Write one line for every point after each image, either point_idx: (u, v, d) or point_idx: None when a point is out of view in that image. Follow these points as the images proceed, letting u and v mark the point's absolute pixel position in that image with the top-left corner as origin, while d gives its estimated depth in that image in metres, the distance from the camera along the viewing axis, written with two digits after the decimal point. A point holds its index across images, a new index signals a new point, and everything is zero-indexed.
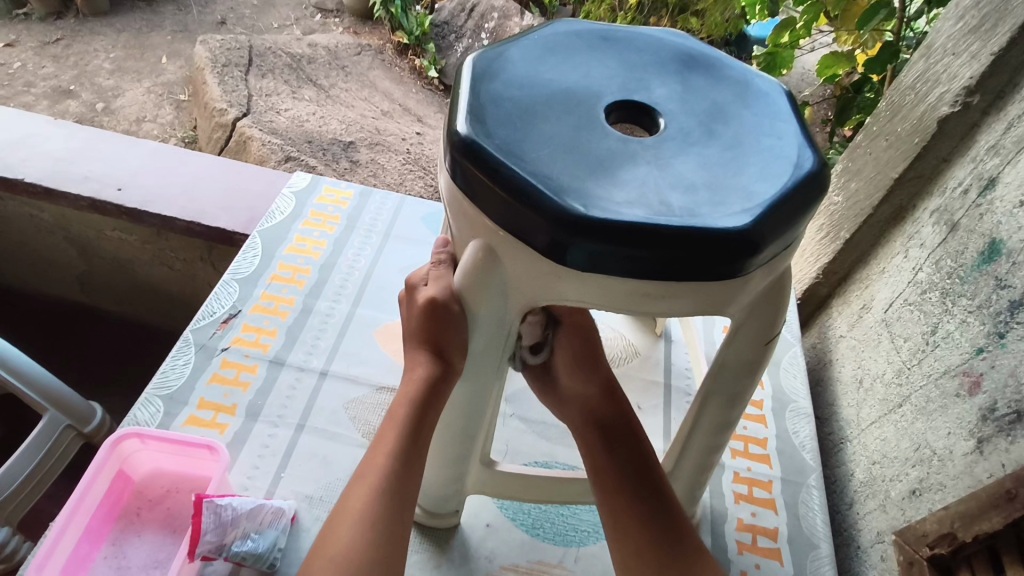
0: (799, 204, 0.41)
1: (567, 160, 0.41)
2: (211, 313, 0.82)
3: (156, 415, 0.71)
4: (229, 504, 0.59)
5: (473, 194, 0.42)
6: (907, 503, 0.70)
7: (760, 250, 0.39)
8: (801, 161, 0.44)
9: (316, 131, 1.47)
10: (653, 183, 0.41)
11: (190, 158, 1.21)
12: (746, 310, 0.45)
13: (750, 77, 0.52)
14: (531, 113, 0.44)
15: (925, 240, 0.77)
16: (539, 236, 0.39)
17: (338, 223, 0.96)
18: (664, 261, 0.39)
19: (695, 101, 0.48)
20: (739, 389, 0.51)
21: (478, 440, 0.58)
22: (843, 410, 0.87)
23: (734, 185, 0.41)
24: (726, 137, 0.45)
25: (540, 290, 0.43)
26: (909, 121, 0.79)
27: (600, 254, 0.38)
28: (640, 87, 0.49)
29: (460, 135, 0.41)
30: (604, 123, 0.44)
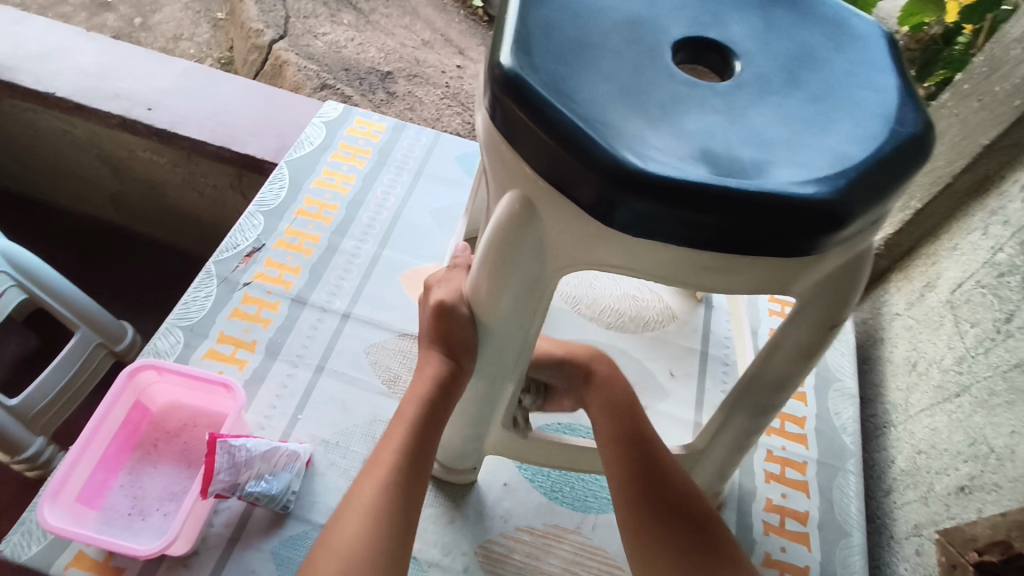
0: (894, 171, 0.35)
1: (623, 105, 0.35)
2: (235, 245, 0.80)
3: (176, 345, 0.70)
4: (244, 445, 0.57)
5: (513, 137, 0.36)
6: (953, 499, 0.65)
7: (844, 224, 0.34)
8: (900, 122, 0.37)
9: (353, 58, 1.41)
10: (723, 137, 0.35)
11: (222, 80, 1.17)
12: (813, 290, 0.40)
13: (845, 16, 0.44)
14: (587, 47, 0.38)
15: (1009, 217, 0.69)
16: (585, 191, 0.34)
17: (369, 157, 0.92)
18: (730, 231, 0.33)
19: (779, 42, 0.41)
20: (789, 375, 0.47)
21: (501, 403, 0.55)
22: (890, 393, 0.81)
23: (819, 146, 0.35)
24: (812, 87, 0.39)
25: (582, 252, 0.38)
26: (1010, 81, 0.70)
27: (654, 217, 0.33)
28: (715, 22, 0.42)
29: (502, 67, 0.35)
30: (670, 62, 0.38)
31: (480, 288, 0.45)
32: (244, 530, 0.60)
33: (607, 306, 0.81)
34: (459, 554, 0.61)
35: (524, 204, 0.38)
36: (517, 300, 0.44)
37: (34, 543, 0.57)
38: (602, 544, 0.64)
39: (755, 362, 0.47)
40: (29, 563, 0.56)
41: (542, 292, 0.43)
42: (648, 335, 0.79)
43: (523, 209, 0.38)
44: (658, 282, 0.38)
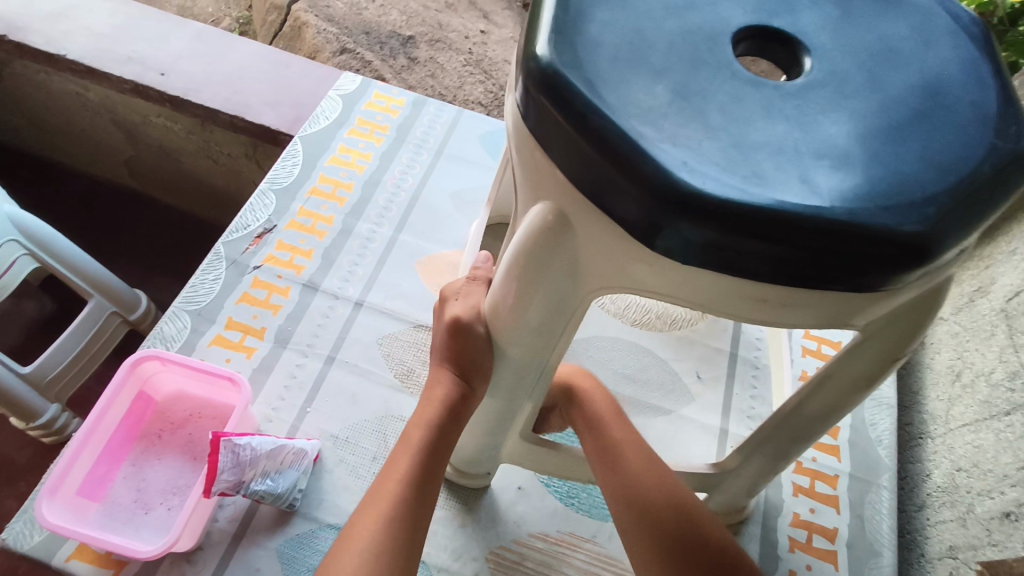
0: (988, 196, 0.30)
1: (675, 108, 0.31)
2: (245, 226, 0.76)
3: (183, 331, 0.68)
4: (248, 444, 0.55)
5: (548, 142, 0.32)
6: (996, 525, 0.61)
7: (928, 259, 0.29)
8: (998, 136, 0.32)
9: (373, 21, 1.35)
10: (792, 150, 0.30)
11: (237, 44, 1.12)
12: (879, 324, 0.35)
13: (931, 5, 0.38)
14: (634, 37, 0.33)
15: None
16: (628, 209, 0.30)
17: (387, 134, 0.87)
18: (797, 262, 0.29)
19: (857, 33, 0.36)
20: (838, 406, 0.43)
21: (519, 415, 0.52)
22: (929, 403, 0.77)
23: (907, 162, 0.30)
24: (895, 91, 0.33)
25: (621, 275, 0.34)
26: None
27: (708, 244, 0.29)
28: (783, 9, 0.37)
29: (538, 59, 0.31)
30: (730, 57, 0.33)
31: (502, 307, 0.42)
32: (249, 527, 0.58)
33: (631, 301, 0.77)
34: (469, 559, 0.59)
35: (557, 218, 0.34)
36: (538, 326, 0.41)
37: (36, 532, 0.55)
38: (619, 554, 0.61)
39: (800, 391, 0.43)
40: (31, 552, 0.55)
41: (565, 318, 0.40)
42: (675, 334, 0.74)
43: (554, 225, 0.34)
44: (705, 313, 0.34)
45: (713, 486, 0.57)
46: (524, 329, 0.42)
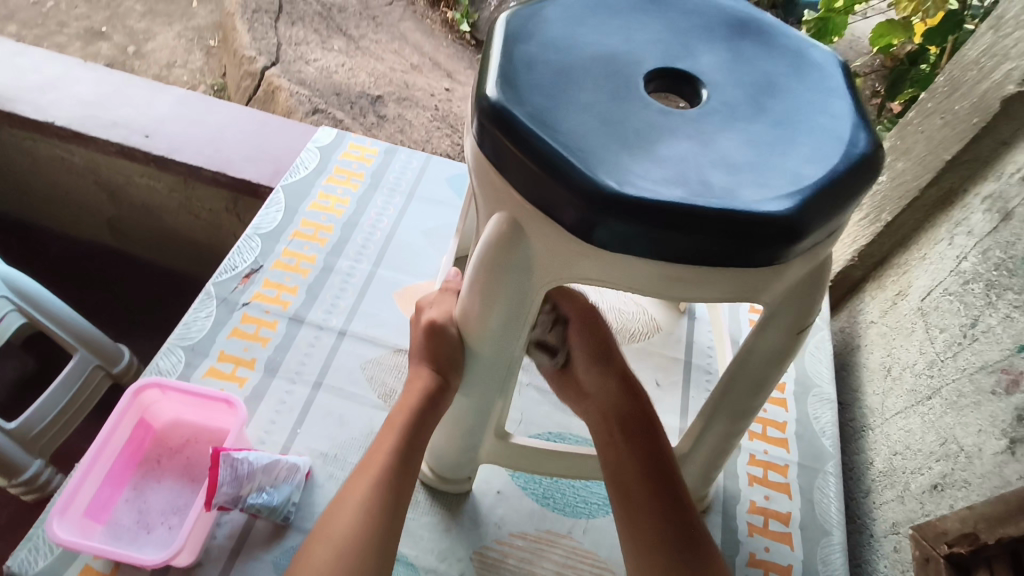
0: (847, 188, 0.39)
1: (601, 132, 0.39)
2: (234, 267, 0.82)
3: (177, 365, 0.73)
4: (245, 458, 0.60)
5: (502, 164, 0.40)
6: (927, 497, 0.67)
7: (801, 238, 0.37)
8: (853, 143, 0.41)
9: (343, 83, 1.45)
10: (693, 161, 0.38)
11: (217, 107, 1.20)
12: (781, 300, 0.43)
13: (804, 47, 0.48)
14: (567, 80, 0.41)
15: (973, 228, 0.71)
16: (567, 213, 0.38)
17: (362, 180, 0.95)
18: (700, 245, 0.37)
19: (744, 71, 0.45)
20: (763, 379, 0.50)
21: (493, 414, 0.58)
22: (867, 397, 0.84)
23: (782, 166, 0.39)
24: (774, 113, 0.42)
25: (566, 268, 0.41)
26: (969, 98, 0.72)
27: (631, 236, 0.37)
28: (685, 55, 0.46)
29: (489, 99, 0.39)
30: (642, 92, 0.42)
31: (467, 309, 0.49)
32: (246, 541, 0.62)
33: None
34: (455, 560, 0.63)
35: (511, 226, 0.41)
36: (500, 323, 0.48)
37: (41, 557, 0.58)
38: (594, 547, 0.66)
39: (728, 371, 0.51)
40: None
41: (523, 314, 0.47)
42: (634, 346, 0.82)
43: (508, 231, 0.41)
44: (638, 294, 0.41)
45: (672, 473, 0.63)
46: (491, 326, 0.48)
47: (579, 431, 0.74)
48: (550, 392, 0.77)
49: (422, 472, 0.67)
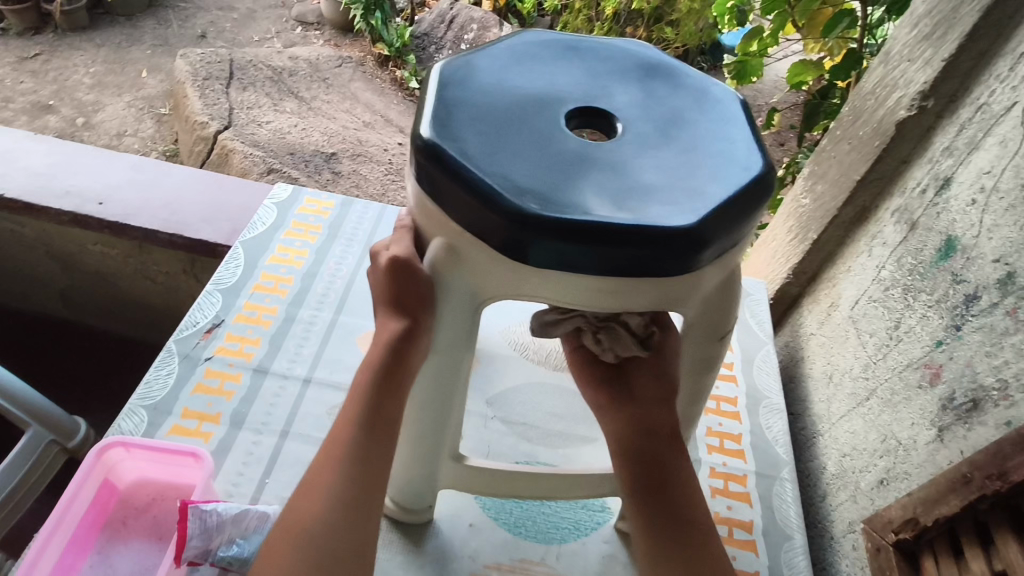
0: (747, 206, 0.44)
1: (524, 163, 0.44)
2: (194, 323, 0.83)
3: (140, 425, 0.72)
4: (214, 509, 0.61)
5: (437, 195, 0.45)
6: (876, 493, 0.71)
7: (704, 247, 0.43)
8: (750, 167, 0.46)
9: (297, 142, 1.50)
10: (605, 186, 0.44)
11: (172, 170, 1.22)
12: (704, 313, 0.51)
13: (709, 85, 0.54)
14: (494, 119, 0.47)
15: (887, 239, 0.79)
16: (495, 234, 0.43)
17: (319, 232, 0.98)
18: (613, 257, 0.42)
19: (655, 108, 0.51)
20: (710, 356, 0.56)
21: (449, 438, 0.60)
22: (814, 405, 0.88)
23: (686, 188, 0.44)
24: (681, 143, 0.48)
25: (501, 284, 0.47)
26: (870, 124, 0.81)
27: (552, 250, 0.42)
28: (602, 96, 0.52)
29: (423, 138, 0.44)
30: (563, 129, 0.47)
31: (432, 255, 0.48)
32: None
33: (552, 350, 0.88)
34: None
35: (448, 252, 0.47)
36: (445, 339, 0.52)
37: None
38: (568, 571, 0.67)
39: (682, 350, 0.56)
40: None
41: (468, 327, 0.51)
42: None
43: (446, 258, 0.47)
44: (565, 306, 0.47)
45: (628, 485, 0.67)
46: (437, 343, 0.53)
47: (546, 458, 0.76)
48: (515, 423, 0.79)
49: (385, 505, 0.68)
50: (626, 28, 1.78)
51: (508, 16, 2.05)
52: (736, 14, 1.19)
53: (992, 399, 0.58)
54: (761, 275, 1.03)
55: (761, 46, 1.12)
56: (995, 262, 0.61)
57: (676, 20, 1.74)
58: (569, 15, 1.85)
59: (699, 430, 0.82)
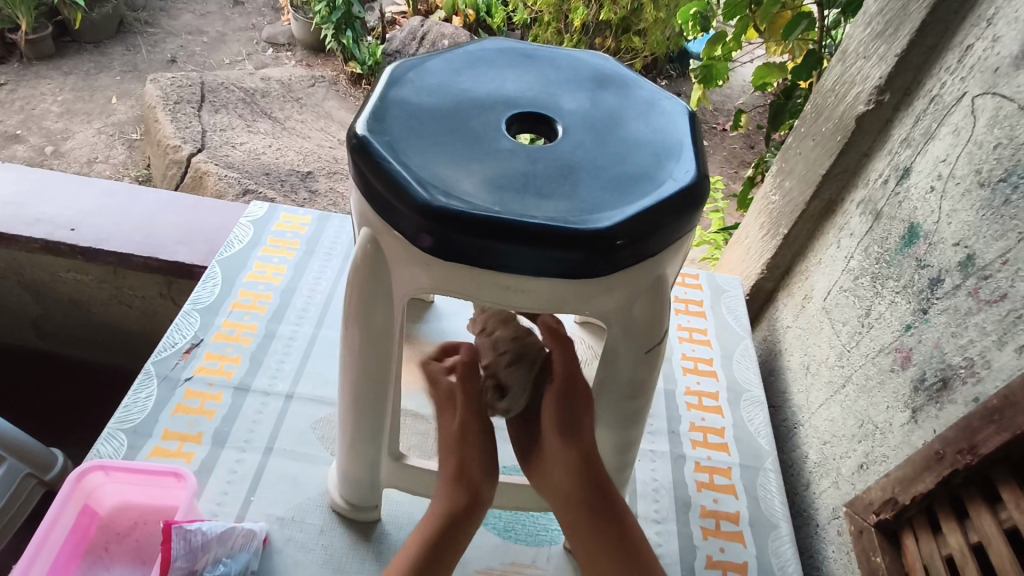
0: (661, 216, 0.45)
1: (448, 161, 0.47)
2: (173, 344, 0.82)
3: (120, 448, 0.71)
4: (199, 529, 0.60)
5: (364, 183, 0.48)
6: (857, 477, 0.72)
7: (614, 250, 0.44)
8: (682, 178, 0.48)
9: (272, 162, 1.50)
10: (521, 184, 0.46)
11: (145, 194, 1.21)
12: (627, 323, 0.52)
13: (659, 97, 0.56)
14: (429, 120, 0.50)
15: (854, 230, 0.81)
16: (406, 223, 0.45)
17: (297, 248, 0.98)
18: (518, 254, 0.44)
19: (596, 113, 0.53)
20: (637, 377, 0.56)
21: (384, 438, 0.62)
22: (793, 396, 0.89)
23: (603, 191, 0.46)
24: (613, 148, 0.50)
25: (412, 278, 0.49)
26: (832, 120, 0.83)
27: (455, 242, 0.44)
28: (549, 102, 0.54)
29: (356, 132, 0.48)
30: (500, 132, 0.50)
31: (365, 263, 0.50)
32: None
33: None
34: None
35: (371, 246, 0.49)
36: (368, 335, 0.53)
37: None
38: (559, 572, 0.68)
39: (607, 366, 0.56)
40: None
41: (393, 326, 0.53)
42: None
43: (371, 251, 0.49)
44: (476, 301, 0.49)
45: None
46: (364, 343, 0.54)
47: None
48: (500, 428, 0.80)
49: (333, 499, 0.69)
50: (595, 39, 1.82)
51: (478, 32, 2.08)
52: (699, 20, 1.22)
53: (961, 377, 0.59)
54: (735, 273, 1.05)
55: (725, 50, 1.16)
56: (955, 245, 0.63)
57: (644, 30, 1.79)
58: (539, 28, 1.87)
59: (682, 426, 0.84)
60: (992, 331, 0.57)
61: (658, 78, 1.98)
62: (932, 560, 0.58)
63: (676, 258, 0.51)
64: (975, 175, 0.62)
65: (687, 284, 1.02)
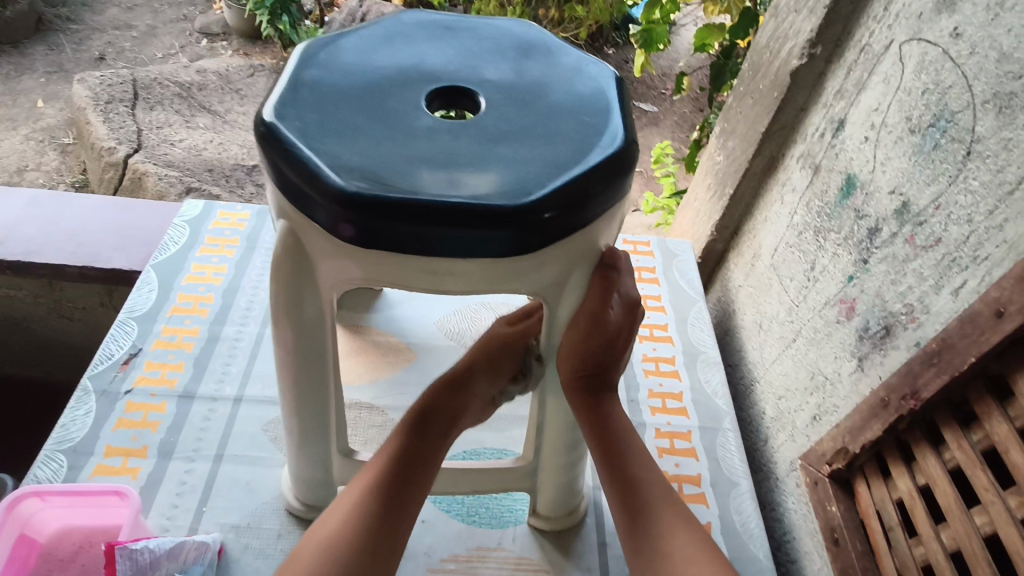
0: (589, 186, 0.44)
1: (362, 143, 0.44)
2: (109, 356, 0.79)
3: (60, 470, 0.68)
4: (146, 547, 0.57)
5: (275, 172, 0.45)
6: (811, 429, 0.72)
7: (542, 224, 0.43)
8: (609, 144, 0.46)
9: (215, 158, 1.44)
10: (441, 162, 0.44)
11: (75, 199, 1.14)
12: (562, 293, 0.51)
13: (585, 63, 0.54)
14: (341, 101, 0.47)
15: (796, 185, 0.81)
16: (322, 212, 0.43)
17: (237, 245, 0.94)
18: (442, 235, 0.42)
19: (519, 83, 0.51)
20: (576, 340, 0.55)
21: (333, 433, 0.61)
22: (748, 354, 0.90)
23: (526, 162, 0.44)
24: (537, 118, 0.48)
25: (337, 268, 0.47)
26: (768, 77, 0.83)
27: (375, 229, 0.42)
28: (470, 75, 0.52)
29: (263, 118, 0.45)
30: (418, 109, 0.48)
31: (285, 256, 0.47)
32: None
33: None
34: None
35: (291, 238, 0.47)
36: (300, 329, 0.51)
37: None
38: (526, 552, 0.67)
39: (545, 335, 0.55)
40: None
41: (324, 318, 0.51)
42: None
43: (292, 245, 0.47)
44: (405, 289, 0.47)
45: (533, 486, 0.67)
46: (297, 340, 0.52)
47: (493, 443, 0.76)
48: None
49: (288, 502, 0.67)
50: (539, 10, 1.79)
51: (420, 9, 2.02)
52: None
53: (902, 323, 0.60)
54: (688, 236, 1.06)
55: (663, 13, 1.15)
56: (891, 194, 0.63)
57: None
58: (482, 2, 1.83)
59: (641, 394, 0.84)
60: (929, 276, 0.57)
61: (605, 47, 1.96)
62: (884, 504, 0.59)
63: (611, 226, 0.50)
64: (906, 122, 0.62)
65: (640, 251, 1.02)
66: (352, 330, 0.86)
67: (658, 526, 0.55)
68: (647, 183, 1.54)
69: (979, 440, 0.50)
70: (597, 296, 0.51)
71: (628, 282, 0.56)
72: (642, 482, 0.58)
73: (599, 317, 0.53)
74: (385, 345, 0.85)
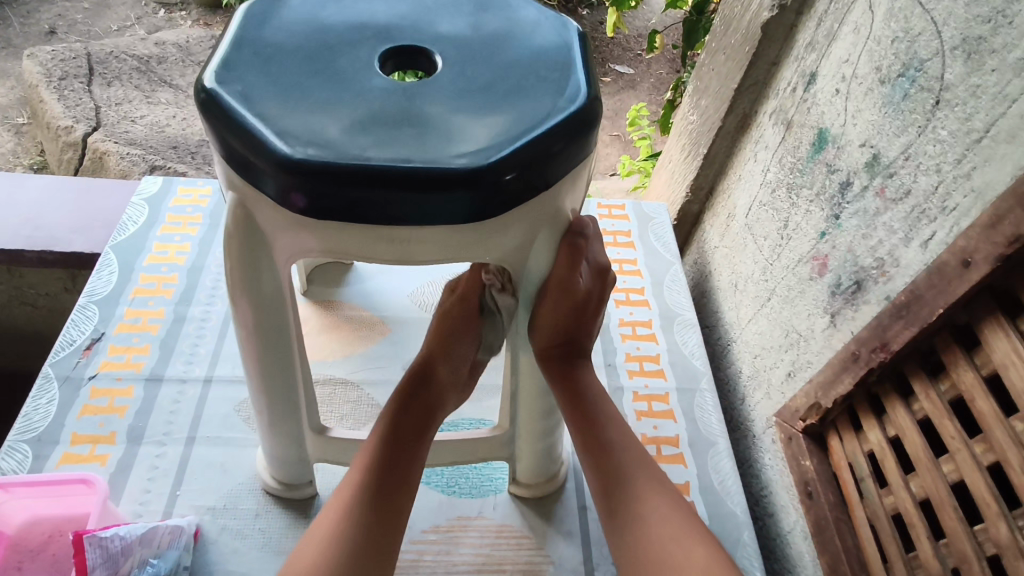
0: (549, 145, 0.42)
1: (309, 107, 0.42)
2: (71, 342, 0.76)
3: (24, 460, 0.66)
4: (116, 534, 0.55)
5: (219, 142, 0.43)
6: (786, 386, 0.73)
7: (502, 186, 0.41)
8: (570, 101, 0.44)
9: (178, 135, 1.39)
10: (393, 125, 0.42)
11: (30, 180, 1.10)
12: (527, 258, 0.49)
13: (545, 17, 0.51)
14: (287, 63, 0.45)
15: (768, 142, 0.80)
16: (269, 182, 0.41)
17: (200, 223, 0.91)
18: (398, 202, 0.40)
19: (476, 40, 0.49)
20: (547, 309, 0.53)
21: (303, 411, 0.59)
22: (725, 314, 0.90)
23: (484, 122, 0.43)
24: (495, 77, 0.46)
25: (293, 241, 0.45)
26: (740, 30, 0.81)
27: (326, 197, 0.40)
28: (425, 33, 0.49)
29: (203, 85, 0.42)
30: (370, 70, 0.45)
31: (238, 229, 0.45)
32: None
33: None
34: None
35: (242, 211, 0.44)
36: (260, 307, 0.49)
37: None
38: (506, 519, 0.67)
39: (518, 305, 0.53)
40: None
41: (284, 293, 0.50)
42: None
43: (243, 219, 0.45)
44: (365, 260, 0.45)
45: (511, 454, 0.67)
46: (258, 317, 0.50)
47: (471, 414, 0.75)
48: None
49: (264, 482, 0.67)
50: None
51: None
52: None
53: (873, 277, 0.60)
54: (664, 199, 1.04)
55: None
56: (862, 146, 0.63)
57: None
58: None
59: (618, 358, 0.84)
60: (899, 228, 0.57)
61: (578, 9, 1.91)
62: (856, 456, 0.60)
63: (575, 188, 0.48)
64: (875, 72, 0.61)
65: (615, 215, 1.00)
66: (323, 305, 0.84)
67: (638, 487, 0.55)
68: (624, 147, 1.52)
69: (946, 390, 0.50)
70: (566, 261, 0.50)
71: (596, 247, 0.57)
72: (618, 444, 0.57)
73: (569, 281, 0.52)
74: (357, 320, 0.83)
